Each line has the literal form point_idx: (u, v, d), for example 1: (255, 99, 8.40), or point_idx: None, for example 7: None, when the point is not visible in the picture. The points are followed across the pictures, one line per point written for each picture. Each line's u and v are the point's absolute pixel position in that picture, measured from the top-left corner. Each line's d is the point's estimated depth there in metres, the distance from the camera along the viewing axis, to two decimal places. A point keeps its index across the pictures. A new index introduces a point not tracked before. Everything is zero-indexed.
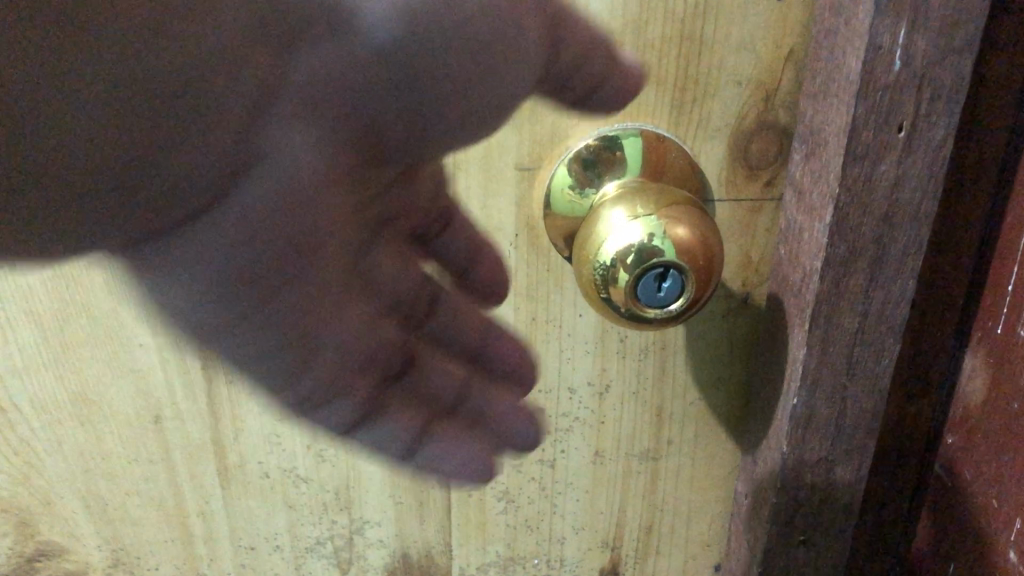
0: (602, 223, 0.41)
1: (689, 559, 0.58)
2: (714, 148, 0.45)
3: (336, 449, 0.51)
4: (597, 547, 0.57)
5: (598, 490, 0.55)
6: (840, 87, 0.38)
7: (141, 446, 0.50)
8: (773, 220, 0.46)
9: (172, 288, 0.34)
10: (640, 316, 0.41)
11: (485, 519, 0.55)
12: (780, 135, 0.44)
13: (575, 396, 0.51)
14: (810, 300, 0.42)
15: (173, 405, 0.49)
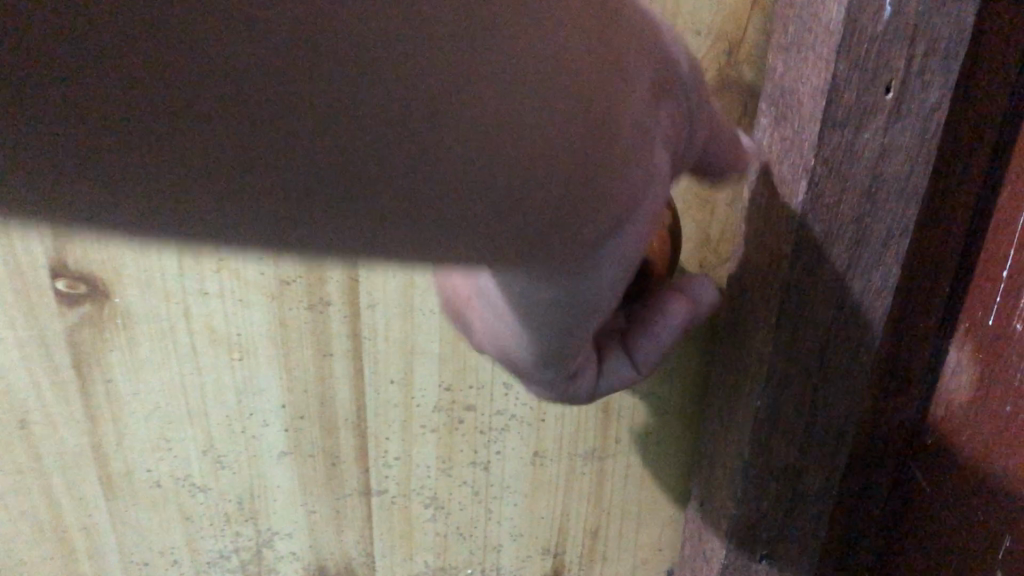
0: None
1: (640, 564, 0.52)
2: None
3: (237, 453, 0.45)
4: (536, 555, 0.51)
5: (538, 493, 0.49)
6: (816, 38, 0.32)
7: (7, 455, 0.43)
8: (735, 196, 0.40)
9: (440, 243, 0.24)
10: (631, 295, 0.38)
11: (411, 528, 0.49)
12: (745, 95, 0.39)
13: (510, 392, 0.45)
14: (778, 290, 0.36)
15: (41, 408, 0.42)
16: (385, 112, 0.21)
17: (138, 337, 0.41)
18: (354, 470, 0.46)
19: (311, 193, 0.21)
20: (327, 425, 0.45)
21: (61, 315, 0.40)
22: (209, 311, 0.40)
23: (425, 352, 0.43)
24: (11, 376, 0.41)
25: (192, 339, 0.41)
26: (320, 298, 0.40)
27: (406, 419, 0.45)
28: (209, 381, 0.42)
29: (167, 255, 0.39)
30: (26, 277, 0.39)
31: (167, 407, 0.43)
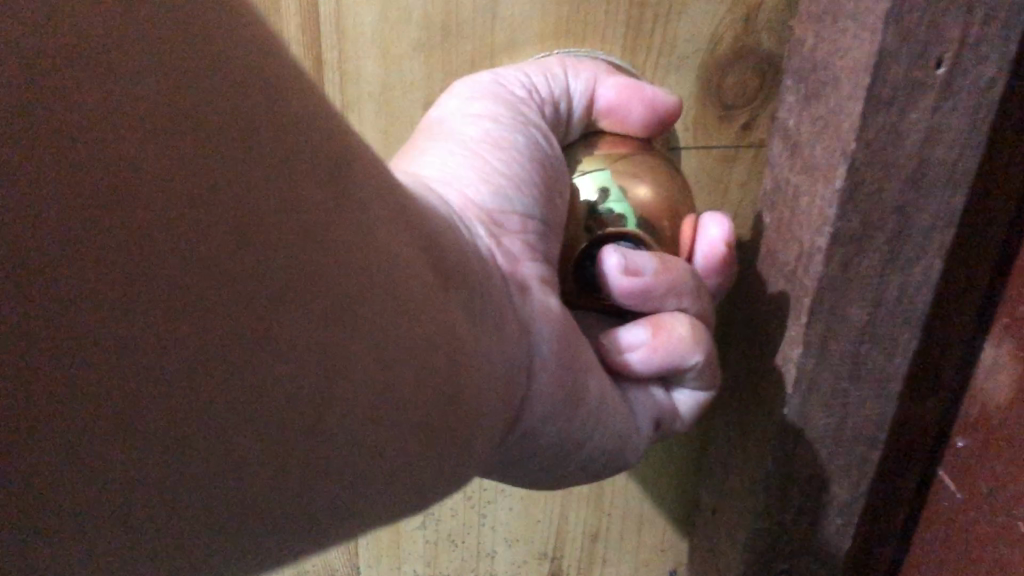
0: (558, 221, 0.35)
1: (641, 570, 0.49)
2: (680, 79, 0.38)
3: None
4: (533, 560, 0.48)
5: (536, 495, 0.45)
6: (857, 3, 0.28)
7: None
8: (748, 171, 0.40)
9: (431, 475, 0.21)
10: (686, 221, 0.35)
11: (398, 536, 0.46)
12: (760, 65, 0.38)
13: None
14: (810, 287, 0.32)
15: None
16: (377, 354, 0.18)
17: None
18: None
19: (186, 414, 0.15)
20: None
21: None
22: None
23: None
24: None
25: None
26: None
27: None
28: None
29: None
30: None
31: None
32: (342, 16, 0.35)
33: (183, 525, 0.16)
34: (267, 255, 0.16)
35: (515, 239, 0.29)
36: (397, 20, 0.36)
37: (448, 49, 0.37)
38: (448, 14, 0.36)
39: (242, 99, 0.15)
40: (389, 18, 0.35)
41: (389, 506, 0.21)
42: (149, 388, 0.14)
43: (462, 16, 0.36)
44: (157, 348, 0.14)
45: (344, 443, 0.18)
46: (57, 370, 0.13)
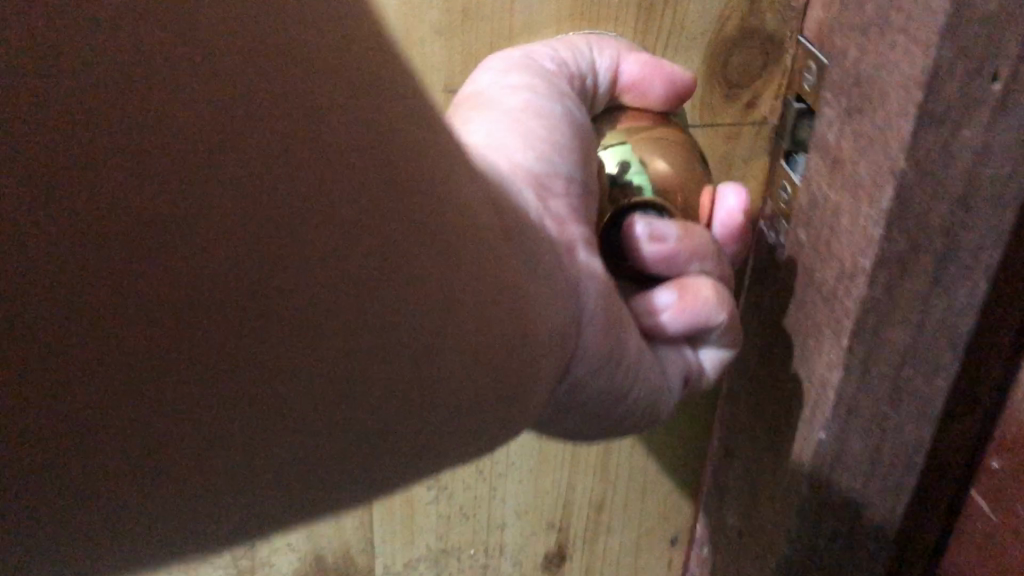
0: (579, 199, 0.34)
1: (644, 534, 0.51)
2: (689, 61, 0.39)
3: None
4: (541, 530, 0.49)
5: (546, 467, 0.47)
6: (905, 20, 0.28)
7: None
8: (753, 147, 0.41)
9: (481, 425, 0.22)
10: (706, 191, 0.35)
11: (413, 510, 0.46)
12: (763, 44, 0.39)
13: None
14: (852, 307, 0.32)
15: None
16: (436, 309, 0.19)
17: None
18: None
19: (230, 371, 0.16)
20: None
21: None
22: None
23: None
24: None
25: None
26: None
27: None
28: None
29: None
30: None
31: None
32: None
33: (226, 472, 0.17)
34: (324, 210, 0.16)
35: (560, 202, 0.29)
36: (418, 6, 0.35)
37: (468, 34, 0.37)
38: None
39: (308, 68, 0.16)
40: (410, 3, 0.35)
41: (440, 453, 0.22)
42: (161, 319, 0.15)
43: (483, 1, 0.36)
44: (205, 301, 0.15)
45: (384, 385, 0.19)
46: (107, 314, 0.14)
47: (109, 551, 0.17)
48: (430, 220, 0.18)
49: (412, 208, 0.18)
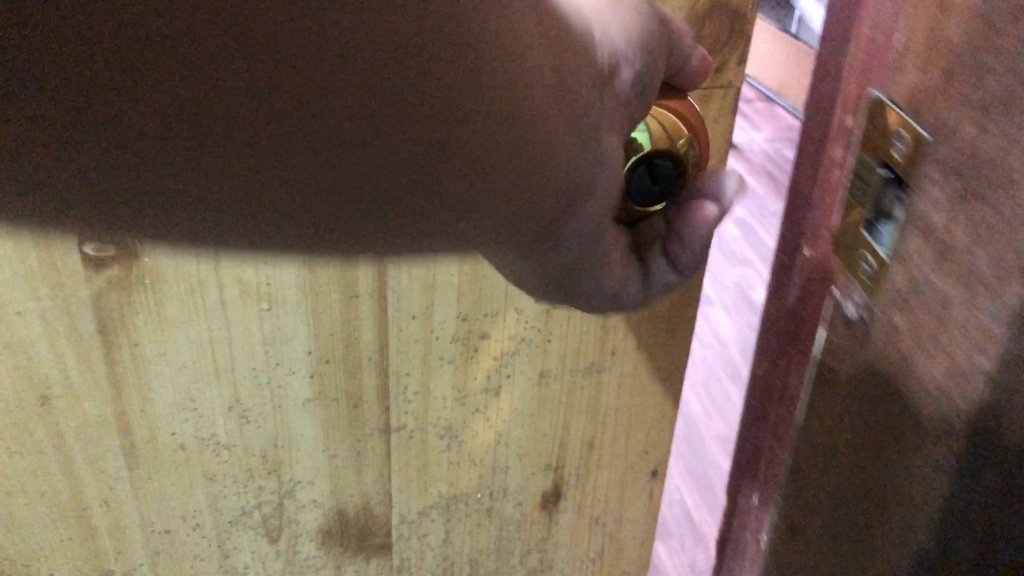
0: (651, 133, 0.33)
1: (629, 468, 0.56)
2: None
3: (262, 407, 0.44)
4: (540, 470, 0.53)
5: (544, 410, 0.51)
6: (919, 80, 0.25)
7: (24, 435, 0.40)
8: (720, 108, 0.46)
9: (481, 220, 0.27)
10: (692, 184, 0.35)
11: (427, 460, 0.49)
12: (729, 17, 0.43)
13: (521, 317, 0.47)
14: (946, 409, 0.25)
15: (63, 378, 0.40)
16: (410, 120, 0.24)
17: (165, 295, 0.39)
18: (375, 410, 0.46)
19: (222, 129, 0.22)
20: (351, 367, 0.44)
21: (89, 280, 0.38)
22: (241, 262, 0.40)
23: (446, 287, 0.44)
24: (31, 351, 0.38)
25: (221, 293, 0.40)
26: None
27: (426, 352, 0.46)
28: (237, 336, 0.41)
29: None
30: (54, 244, 0.37)
31: (192, 365, 0.41)
32: None
33: (222, 187, 0.24)
34: (300, 33, 0.21)
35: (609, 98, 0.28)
36: None
37: None
38: None
39: None
40: None
41: (451, 228, 0.27)
42: (159, 88, 0.21)
43: None
44: (191, 74, 0.21)
45: (373, 167, 0.24)
46: (116, 68, 0.21)
47: (138, 214, 0.25)
48: (429, 47, 0.23)
49: (393, 32, 0.22)
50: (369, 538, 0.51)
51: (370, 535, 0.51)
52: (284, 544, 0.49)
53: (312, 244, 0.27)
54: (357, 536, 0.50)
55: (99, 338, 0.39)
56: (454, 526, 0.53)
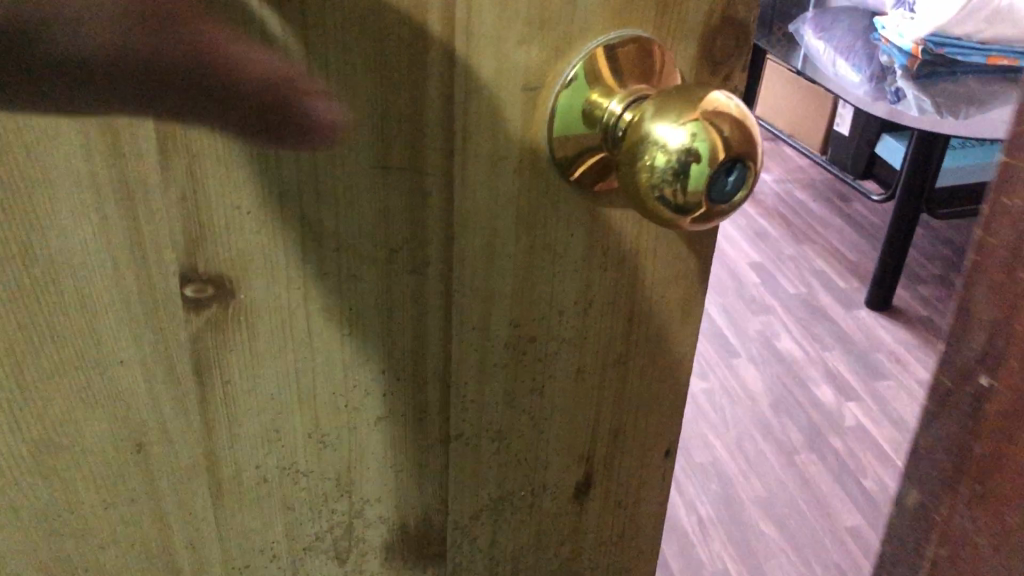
0: (711, 145, 0.38)
1: (648, 451, 0.59)
2: (688, 45, 0.45)
3: (339, 431, 0.45)
4: (575, 462, 0.56)
5: (578, 404, 0.53)
6: None
7: (121, 486, 0.41)
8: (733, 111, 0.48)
9: None
10: (744, 186, 0.40)
11: (480, 465, 0.52)
12: (740, 27, 0.46)
13: (563, 319, 0.49)
14: None
15: (160, 425, 0.40)
16: None
17: (258, 330, 0.40)
18: (437, 420, 0.48)
19: None
20: (419, 383, 0.46)
21: (189, 324, 0.38)
22: (326, 289, 0.41)
23: (502, 296, 0.46)
24: (133, 401, 0.39)
25: (309, 321, 0.41)
26: (421, 259, 0.43)
27: (483, 361, 0.48)
28: (320, 362, 0.43)
29: (292, 233, 0.39)
30: (159, 294, 0.37)
31: (279, 397, 0.42)
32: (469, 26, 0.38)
33: None
34: None
35: None
36: (508, 22, 0.39)
37: (548, 37, 0.40)
38: (544, 8, 0.40)
39: None
40: (503, 19, 0.39)
41: None
42: None
43: (552, 8, 0.40)
44: None
45: None
46: None
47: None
48: None
49: None
50: (425, 545, 0.53)
51: (427, 542, 0.53)
52: (352, 562, 0.51)
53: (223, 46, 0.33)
54: (416, 544, 0.52)
55: (195, 380, 0.40)
56: (501, 525, 0.55)
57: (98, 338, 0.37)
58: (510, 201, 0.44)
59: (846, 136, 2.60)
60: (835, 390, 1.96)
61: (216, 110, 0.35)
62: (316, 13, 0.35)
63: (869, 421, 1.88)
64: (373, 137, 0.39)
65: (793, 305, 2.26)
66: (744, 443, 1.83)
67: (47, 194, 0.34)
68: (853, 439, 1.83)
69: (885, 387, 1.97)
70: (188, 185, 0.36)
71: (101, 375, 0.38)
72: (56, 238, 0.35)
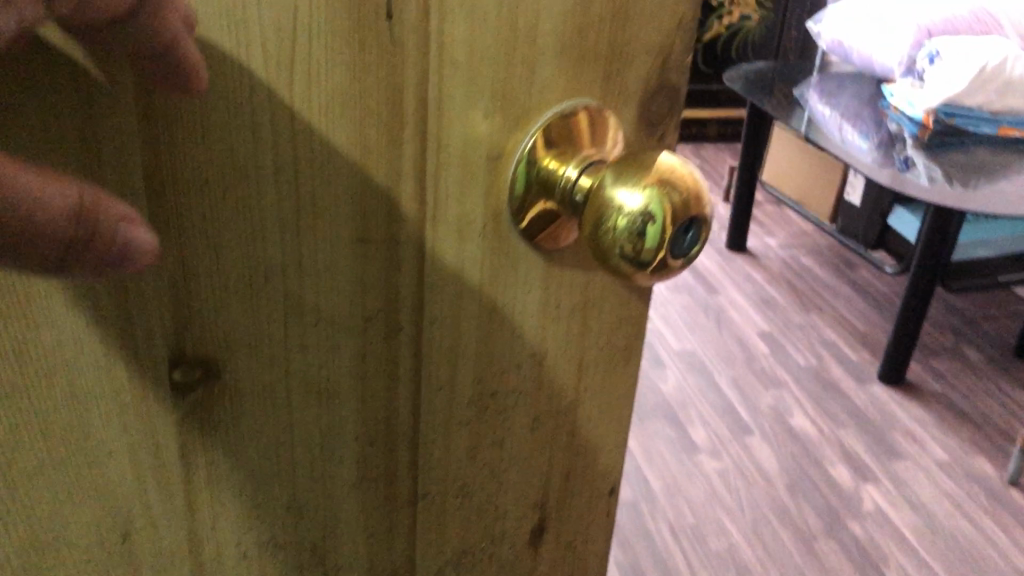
0: (664, 211, 0.38)
1: (608, 495, 0.58)
2: (653, 102, 0.44)
3: (313, 503, 0.47)
4: (531, 509, 0.54)
5: (536, 455, 0.52)
6: None
7: (108, 557, 0.44)
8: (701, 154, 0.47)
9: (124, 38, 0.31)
10: (697, 243, 0.40)
11: (444, 523, 0.51)
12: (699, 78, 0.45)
13: (520, 371, 0.48)
14: None
15: (144, 503, 0.43)
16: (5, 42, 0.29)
17: (240, 408, 0.42)
18: (405, 480, 0.49)
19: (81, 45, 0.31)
20: (389, 445, 0.47)
21: (174, 408, 0.41)
22: (306, 362, 0.42)
23: (467, 355, 0.46)
24: (117, 472, 0.41)
25: (288, 394, 0.43)
26: (393, 326, 0.43)
27: (447, 422, 0.47)
28: (297, 435, 0.44)
29: (274, 315, 0.40)
30: (148, 379, 0.40)
31: (260, 475, 0.44)
32: (441, 107, 0.38)
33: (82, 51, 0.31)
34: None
35: None
36: (477, 100, 0.39)
37: (509, 106, 0.40)
38: (509, 83, 0.39)
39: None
40: (471, 98, 0.39)
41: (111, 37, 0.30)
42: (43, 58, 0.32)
43: (516, 86, 0.39)
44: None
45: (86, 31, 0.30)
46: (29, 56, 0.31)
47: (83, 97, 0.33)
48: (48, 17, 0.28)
49: None
50: None
51: None
52: None
53: (208, 144, 0.36)
54: None
55: (178, 454, 0.42)
56: None
57: (87, 425, 0.40)
58: (475, 264, 0.43)
59: (857, 206, 2.50)
60: (855, 473, 1.84)
61: (207, 199, 0.37)
62: (301, 98, 0.36)
63: (892, 504, 1.76)
64: (351, 211, 0.40)
65: (802, 373, 2.16)
66: (757, 520, 1.71)
67: (47, 305, 0.37)
68: (873, 524, 1.70)
69: (905, 471, 1.85)
70: (179, 273, 0.38)
71: (89, 457, 0.41)
72: (50, 342, 0.37)
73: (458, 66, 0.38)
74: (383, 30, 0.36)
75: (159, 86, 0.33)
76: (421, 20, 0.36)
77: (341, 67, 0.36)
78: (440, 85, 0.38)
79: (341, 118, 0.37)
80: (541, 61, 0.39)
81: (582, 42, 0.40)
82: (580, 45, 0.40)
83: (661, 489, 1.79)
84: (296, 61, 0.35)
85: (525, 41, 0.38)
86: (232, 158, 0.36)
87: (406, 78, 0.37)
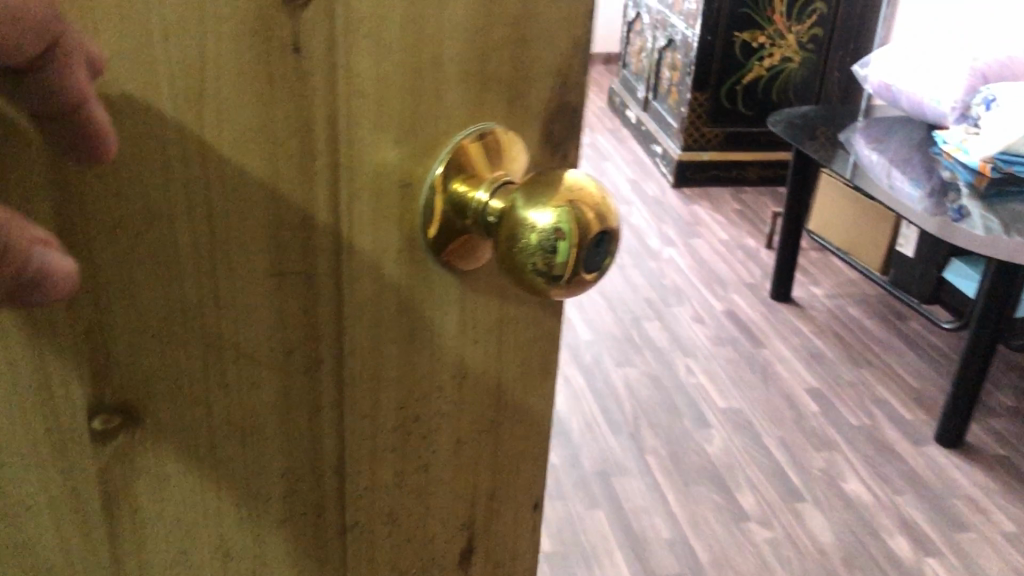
0: (574, 226, 0.39)
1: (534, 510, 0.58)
2: (558, 121, 0.45)
3: (242, 543, 0.46)
4: (459, 530, 0.55)
5: (462, 476, 0.52)
6: None
7: None
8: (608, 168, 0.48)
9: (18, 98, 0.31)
10: (609, 257, 0.41)
11: (374, 551, 0.51)
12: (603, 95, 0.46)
13: (443, 395, 0.48)
14: None
15: (68, 554, 0.42)
16: None
17: (162, 454, 0.41)
18: (333, 511, 0.48)
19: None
20: (316, 478, 0.46)
21: (94, 457, 0.40)
22: (228, 400, 0.42)
23: (388, 381, 0.46)
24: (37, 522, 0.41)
25: (212, 434, 0.42)
26: (315, 359, 0.43)
27: (374, 450, 0.47)
28: (223, 475, 0.44)
29: (194, 354, 0.40)
30: (67, 430, 0.39)
31: (186, 519, 0.44)
32: (352, 137, 0.39)
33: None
34: None
35: None
36: (386, 129, 0.39)
37: (419, 134, 0.40)
38: (417, 110, 0.40)
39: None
40: (381, 128, 0.39)
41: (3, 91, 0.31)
42: None
43: (424, 112, 0.40)
44: None
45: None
46: None
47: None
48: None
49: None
50: None
51: None
52: None
53: (118, 187, 0.35)
54: None
55: (101, 503, 0.41)
56: None
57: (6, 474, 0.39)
58: (394, 291, 0.43)
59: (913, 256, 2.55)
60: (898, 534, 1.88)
61: (119, 242, 0.36)
62: (210, 137, 0.36)
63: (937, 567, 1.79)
64: (267, 246, 0.39)
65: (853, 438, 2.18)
66: None
67: None
68: None
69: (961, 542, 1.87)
70: (94, 319, 0.37)
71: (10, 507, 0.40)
72: None
73: (365, 96, 0.38)
74: (291, 63, 0.36)
75: (64, 142, 0.33)
76: (328, 52, 0.37)
77: (247, 104, 0.36)
78: (349, 115, 0.38)
79: (251, 154, 0.37)
80: (447, 88, 0.40)
81: (485, 67, 0.41)
82: (484, 70, 0.41)
83: (704, 561, 1.80)
84: (202, 99, 0.35)
85: (430, 68, 0.39)
86: (143, 200, 0.36)
87: (316, 112, 0.37)
